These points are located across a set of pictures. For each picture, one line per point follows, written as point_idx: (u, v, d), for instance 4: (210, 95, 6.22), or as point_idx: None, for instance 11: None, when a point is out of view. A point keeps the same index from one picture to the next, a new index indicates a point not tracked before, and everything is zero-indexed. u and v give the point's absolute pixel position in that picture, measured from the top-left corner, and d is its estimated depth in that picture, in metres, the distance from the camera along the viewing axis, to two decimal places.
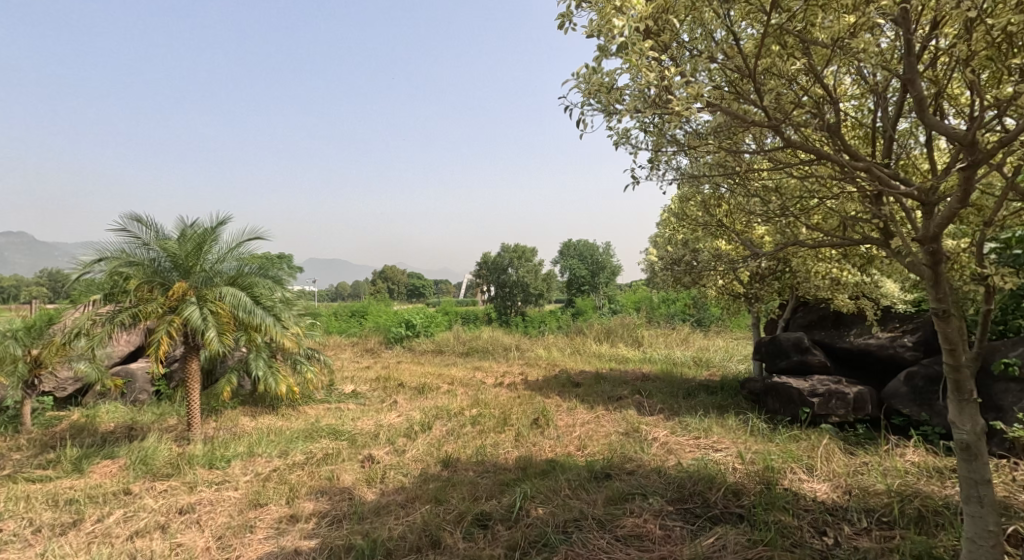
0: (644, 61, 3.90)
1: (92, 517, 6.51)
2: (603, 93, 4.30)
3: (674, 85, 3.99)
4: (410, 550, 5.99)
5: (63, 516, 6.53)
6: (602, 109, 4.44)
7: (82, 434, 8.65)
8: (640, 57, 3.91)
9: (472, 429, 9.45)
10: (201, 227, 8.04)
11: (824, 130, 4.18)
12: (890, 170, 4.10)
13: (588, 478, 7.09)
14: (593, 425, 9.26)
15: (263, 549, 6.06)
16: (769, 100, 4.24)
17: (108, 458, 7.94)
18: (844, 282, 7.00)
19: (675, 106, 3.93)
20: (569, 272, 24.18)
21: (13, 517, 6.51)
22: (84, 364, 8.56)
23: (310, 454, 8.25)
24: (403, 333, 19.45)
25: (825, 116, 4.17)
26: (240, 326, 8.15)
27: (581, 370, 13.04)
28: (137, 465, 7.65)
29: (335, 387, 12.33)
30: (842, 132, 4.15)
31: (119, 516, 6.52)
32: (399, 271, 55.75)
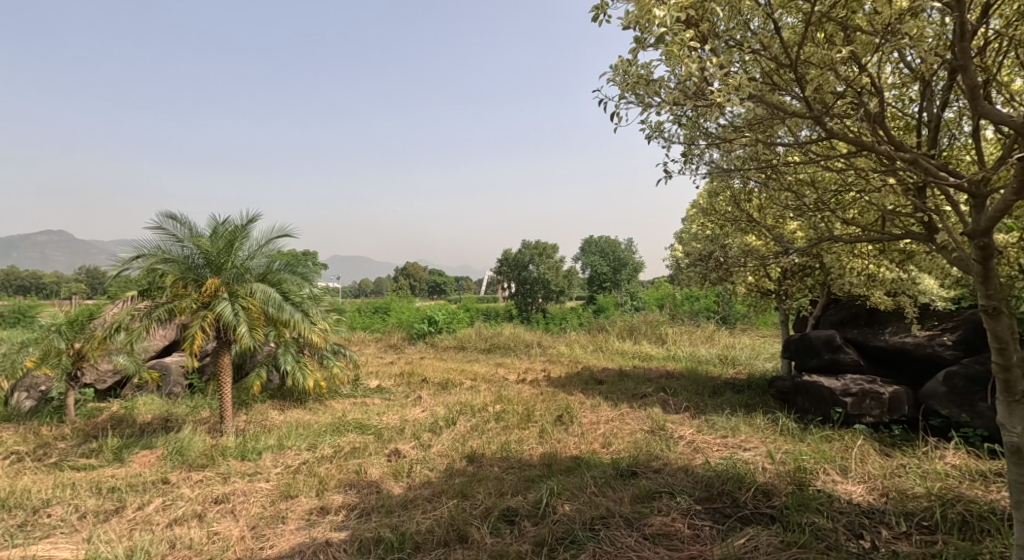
0: (686, 53, 3.93)
1: (133, 505, 6.65)
2: (642, 88, 4.30)
3: (713, 76, 3.98)
4: (437, 544, 6.04)
5: (105, 503, 6.67)
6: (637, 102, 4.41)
7: (120, 425, 8.84)
8: (682, 48, 3.92)
9: (496, 425, 9.48)
10: (233, 224, 8.14)
11: (867, 121, 4.12)
12: (938, 161, 4.04)
13: (614, 476, 7.08)
14: (617, 422, 9.25)
15: (295, 539, 6.14)
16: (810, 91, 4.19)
17: (145, 449, 8.10)
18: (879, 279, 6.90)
19: (715, 97, 3.94)
20: (590, 269, 24.12)
21: (60, 502, 6.66)
22: (122, 358, 8.76)
23: (338, 448, 8.35)
24: (425, 329, 19.59)
25: (869, 106, 4.11)
26: (271, 321, 8.25)
27: (604, 367, 13.01)
28: (173, 455, 7.79)
29: (359, 381, 12.46)
30: (887, 122, 4.09)
31: (158, 504, 6.66)
32: (420, 267, 56.11)
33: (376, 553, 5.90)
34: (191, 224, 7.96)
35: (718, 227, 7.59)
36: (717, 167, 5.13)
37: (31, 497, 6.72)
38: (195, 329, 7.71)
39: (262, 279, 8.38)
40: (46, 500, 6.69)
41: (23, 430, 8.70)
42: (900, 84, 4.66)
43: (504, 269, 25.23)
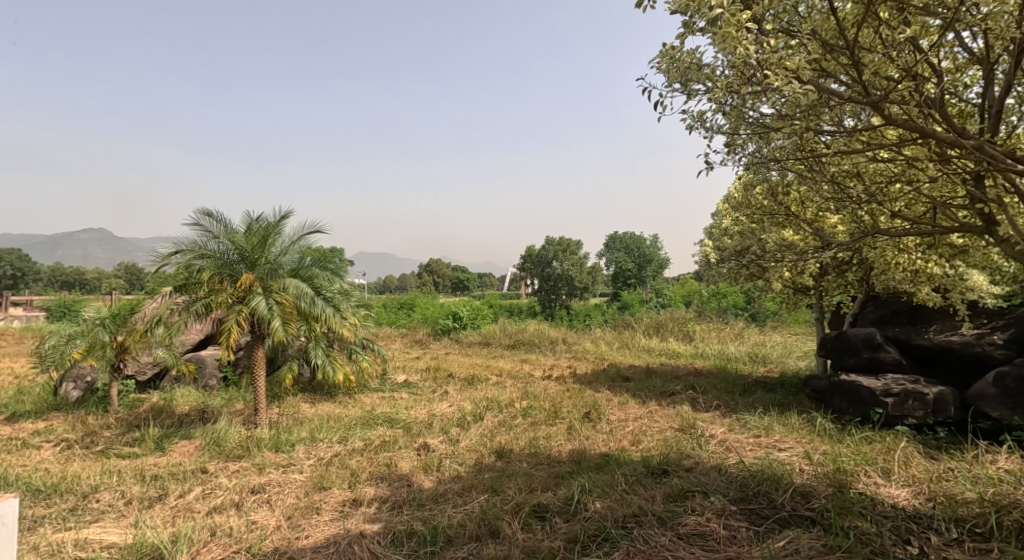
0: (742, 35, 3.92)
1: (175, 492, 6.76)
2: (693, 73, 4.49)
3: (771, 58, 3.98)
4: (469, 538, 6.04)
5: (149, 491, 6.80)
6: (681, 88, 4.70)
7: (160, 416, 9.02)
8: (738, 29, 3.93)
9: (524, 421, 9.47)
10: (268, 220, 8.21)
11: (928, 106, 4.07)
12: (1005, 149, 3.99)
13: (645, 473, 7.04)
14: (646, 420, 9.18)
15: (330, 531, 6.18)
16: (867, 75, 4.15)
17: (184, 439, 8.25)
18: (930, 275, 6.76)
19: (771, 80, 3.94)
20: (615, 265, 23.93)
21: (108, 488, 6.80)
22: (161, 352, 8.91)
23: (368, 441, 8.41)
24: (450, 325, 19.62)
25: (928, 90, 4.07)
26: (303, 317, 8.34)
27: (631, 364, 12.94)
28: (211, 446, 7.93)
29: (388, 376, 12.54)
30: (948, 106, 4.04)
31: (198, 492, 6.76)
32: (444, 264, 56.33)
33: (409, 546, 5.93)
34: (227, 220, 8.04)
35: (753, 222, 7.50)
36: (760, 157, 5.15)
37: (81, 482, 6.88)
38: (231, 323, 7.82)
39: (295, 274, 8.46)
40: (94, 486, 6.83)
41: (69, 419, 8.92)
42: (957, 69, 4.58)
43: (528, 265, 25.21)
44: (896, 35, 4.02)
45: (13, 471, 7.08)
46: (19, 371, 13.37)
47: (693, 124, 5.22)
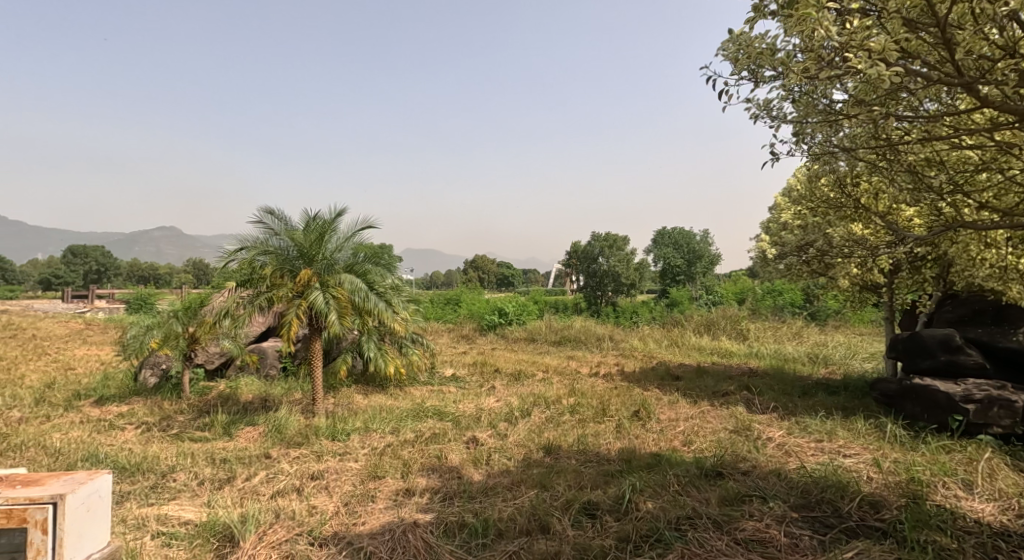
0: (822, 16, 3.88)
1: (242, 475, 6.98)
2: (764, 56, 4.68)
3: (858, 38, 3.89)
4: (520, 532, 5.94)
5: (220, 473, 7.05)
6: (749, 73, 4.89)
7: (227, 403, 9.49)
8: (819, 10, 3.87)
9: (572, 418, 9.29)
10: (324, 217, 8.27)
11: None
12: None
13: (699, 475, 6.81)
14: (698, 421, 8.88)
15: (385, 518, 6.19)
16: (960, 55, 3.91)
17: (248, 426, 8.63)
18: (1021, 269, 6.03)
19: (854, 62, 3.87)
20: (663, 262, 23.42)
21: (183, 469, 7.10)
22: (228, 342, 9.37)
23: (419, 433, 8.43)
24: (496, 320, 19.56)
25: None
26: (357, 311, 8.40)
27: (681, 363, 12.61)
28: (273, 432, 8.25)
29: (436, 370, 12.58)
30: None
31: (263, 476, 6.97)
32: (489, 260, 56.44)
33: (460, 537, 5.88)
34: (287, 217, 8.15)
35: (817, 215, 7.22)
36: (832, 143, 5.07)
37: (161, 463, 7.20)
38: (291, 318, 7.93)
39: (349, 270, 8.52)
40: (172, 466, 7.14)
41: (146, 404, 9.48)
42: None
43: (574, 262, 24.95)
44: (997, 9, 3.74)
45: (99, 449, 7.51)
46: (101, 356, 14.18)
47: (759, 114, 5.22)
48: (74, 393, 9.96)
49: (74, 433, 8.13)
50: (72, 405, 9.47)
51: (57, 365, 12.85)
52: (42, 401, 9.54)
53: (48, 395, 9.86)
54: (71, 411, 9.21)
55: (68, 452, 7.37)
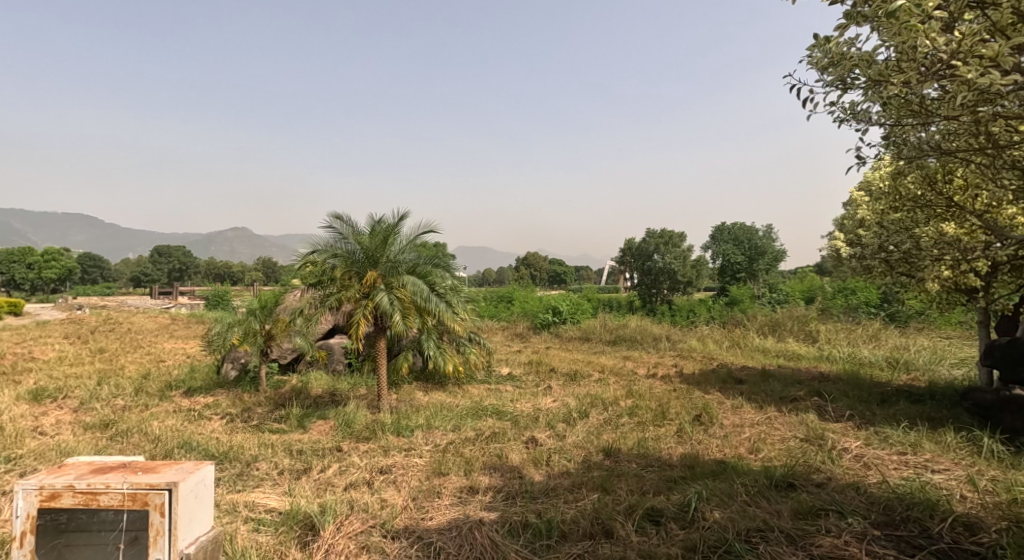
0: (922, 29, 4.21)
1: (317, 467, 7.12)
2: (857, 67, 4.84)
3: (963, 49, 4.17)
4: (583, 536, 5.83)
5: (297, 464, 7.21)
6: (839, 82, 5.09)
7: (300, 396, 9.74)
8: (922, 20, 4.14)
9: (631, 420, 9.03)
10: (388, 221, 8.45)
11: None
12: None
13: (768, 485, 6.50)
14: (765, 427, 8.52)
15: (451, 515, 6.18)
16: None
17: (321, 419, 8.82)
18: None
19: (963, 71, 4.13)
20: (721, 258, 22.66)
21: (265, 459, 7.31)
22: (300, 340, 9.85)
23: (479, 431, 8.39)
24: (550, 319, 19.38)
25: None
26: (419, 312, 8.59)
27: (745, 365, 12.16)
28: (342, 427, 8.39)
29: (492, 369, 12.52)
30: None
31: (336, 469, 7.09)
32: (542, 258, 56.10)
33: (525, 537, 5.79)
34: (354, 222, 8.35)
35: (897, 212, 7.00)
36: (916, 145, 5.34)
37: (245, 452, 7.43)
38: (359, 317, 8.21)
39: (413, 272, 8.66)
40: (255, 455, 7.37)
41: (229, 396, 9.85)
42: None
43: (629, 259, 24.50)
44: None
45: (192, 437, 7.80)
46: (187, 350, 14.77)
47: (844, 117, 5.62)
48: (166, 384, 10.41)
49: (168, 420, 8.48)
50: (165, 394, 9.90)
51: (150, 356, 13.47)
52: (140, 391, 10.00)
53: (143, 385, 10.34)
54: (164, 401, 9.61)
55: (165, 439, 7.71)
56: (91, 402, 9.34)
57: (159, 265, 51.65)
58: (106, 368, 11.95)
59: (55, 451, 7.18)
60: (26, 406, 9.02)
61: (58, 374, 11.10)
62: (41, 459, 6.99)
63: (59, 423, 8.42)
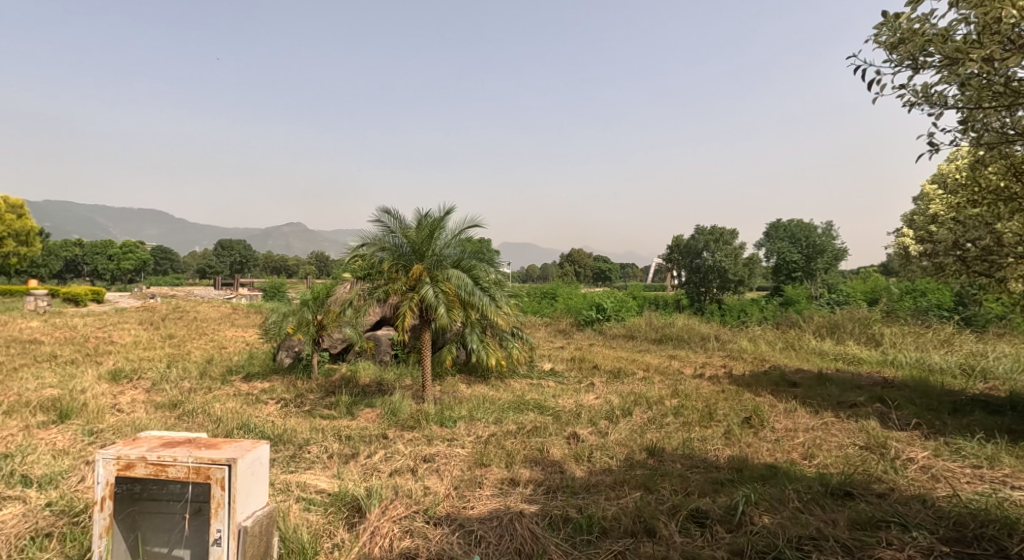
0: None
1: (364, 452, 7.04)
2: (932, 43, 4.51)
3: None
4: (625, 533, 5.60)
5: (346, 448, 7.15)
6: (908, 60, 4.72)
7: (349, 385, 9.75)
8: None
9: (676, 420, 8.69)
10: (435, 215, 8.35)
11: None
12: None
13: (823, 492, 6.12)
14: (821, 433, 8.08)
15: (491, 505, 6.01)
16: None
17: (368, 407, 8.76)
18: None
19: None
20: (775, 256, 21.84)
21: (316, 442, 7.27)
22: (350, 330, 9.88)
23: (521, 425, 8.20)
24: (594, 316, 18.99)
25: None
26: (464, 306, 8.47)
27: (800, 369, 11.63)
28: (388, 415, 8.32)
29: (535, 363, 12.32)
30: None
31: (381, 455, 7.00)
32: (587, 254, 55.50)
33: (565, 531, 5.59)
34: (401, 216, 8.29)
35: (975, 207, 6.52)
36: (997, 130, 4.96)
37: (298, 435, 7.42)
38: (405, 309, 8.12)
39: (458, 266, 8.55)
40: (307, 439, 7.35)
41: (284, 382, 9.91)
42: None
43: (677, 256, 23.90)
44: None
45: (251, 418, 7.84)
46: (246, 336, 15.06)
47: (915, 101, 5.24)
48: (227, 368, 10.58)
49: (229, 402, 8.57)
50: (226, 378, 10.03)
51: (214, 343, 13.75)
52: (205, 374, 10.18)
53: (207, 368, 10.53)
54: (226, 384, 9.73)
55: (226, 419, 7.77)
56: (161, 383, 9.53)
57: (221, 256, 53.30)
58: (175, 352, 12.25)
59: (131, 427, 7.31)
60: (105, 385, 9.27)
61: (133, 357, 11.42)
62: (118, 434, 7.14)
63: (135, 401, 8.61)
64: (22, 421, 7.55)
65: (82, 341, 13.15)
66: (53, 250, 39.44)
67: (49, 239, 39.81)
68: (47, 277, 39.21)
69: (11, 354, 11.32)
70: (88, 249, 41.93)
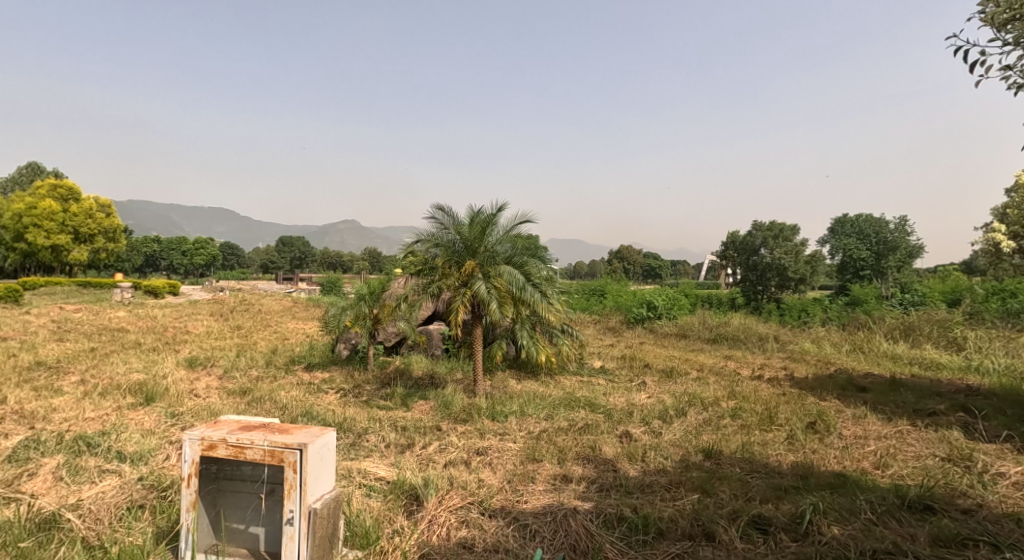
0: None
1: (420, 443, 6.92)
2: None
3: None
4: (682, 536, 5.33)
5: (401, 438, 7.06)
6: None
7: (403, 377, 9.70)
8: None
9: (733, 423, 8.28)
10: (488, 211, 8.19)
11: None
12: None
13: (899, 505, 5.71)
14: (895, 441, 7.58)
15: (545, 500, 5.79)
16: None
17: (421, 400, 8.66)
18: None
19: None
20: (841, 253, 20.73)
21: (374, 432, 7.19)
22: (405, 324, 9.84)
23: (572, 422, 7.95)
24: (644, 313, 18.51)
25: None
26: (516, 302, 8.29)
27: (869, 373, 11.02)
28: (440, 408, 8.20)
29: (584, 361, 12.04)
30: None
31: (435, 446, 6.86)
32: (637, 251, 54.61)
33: (620, 530, 5.35)
34: (454, 212, 8.16)
35: None
36: None
37: (357, 424, 7.37)
38: (458, 305, 8.00)
39: (510, 263, 8.36)
40: (366, 428, 7.28)
41: (342, 372, 9.93)
42: None
43: (733, 254, 23.27)
44: None
45: (314, 407, 7.85)
46: (307, 329, 15.26)
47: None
48: (290, 358, 10.70)
49: (293, 391, 8.61)
50: (290, 368, 10.13)
51: (277, 334, 13.97)
52: (270, 363, 10.32)
53: (272, 358, 10.67)
54: (290, 373, 9.82)
55: (291, 407, 7.80)
56: (233, 371, 9.68)
57: (282, 252, 54.71)
58: (243, 342, 12.48)
59: (208, 411, 7.42)
60: (183, 371, 9.49)
61: (207, 346, 11.69)
62: (198, 417, 7.24)
63: (210, 387, 8.75)
64: (115, 402, 7.77)
65: (163, 329, 13.59)
66: (137, 246, 41.39)
67: (131, 236, 41.81)
68: (129, 271, 41.15)
69: (99, 340, 11.78)
70: (165, 243, 43.72)
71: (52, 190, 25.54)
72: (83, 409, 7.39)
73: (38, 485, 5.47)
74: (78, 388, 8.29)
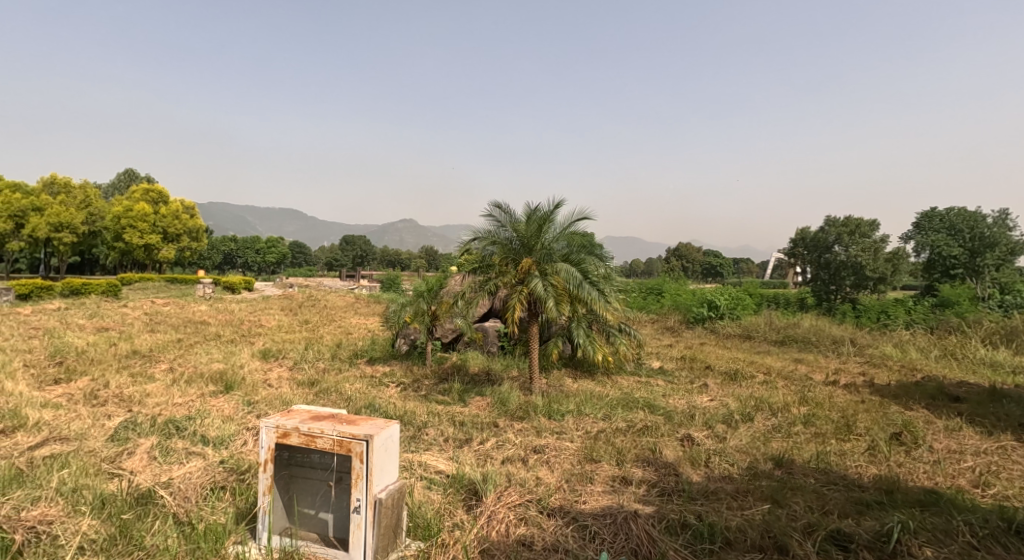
0: None
1: (478, 439, 6.61)
2: None
3: None
4: (751, 547, 4.82)
5: (459, 433, 6.77)
6: None
7: (459, 372, 9.45)
8: None
9: (807, 430, 7.62)
10: (544, 208, 7.80)
11: None
12: None
13: (1005, 529, 5.03)
14: (995, 458, 6.81)
15: (604, 502, 5.37)
16: None
17: (478, 395, 8.35)
18: None
19: None
20: (926, 251, 19.31)
21: (433, 426, 6.91)
22: (462, 321, 9.57)
23: (631, 423, 7.48)
24: (705, 313, 17.77)
25: None
26: (574, 300, 7.89)
27: (962, 381, 10.11)
28: (497, 405, 7.86)
29: (642, 361, 11.52)
30: None
31: (492, 442, 6.53)
32: (697, 250, 53.15)
33: (684, 538, 4.89)
34: (511, 210, 7.81)
35: None
36: None
37: (418, 418, 7.11)
38: (514, 303, 7.67)
39: (568, 261, 7.95)
40: (425, 422, 7.01)
41: (401, 367, 9.74)
42: None
43: (803, 250, 22.07)
44: None
45: (377, 399, 7.66)
46: (370, 324, 15.22)
47: None
48: (353, 352, 10.59)
49: (357, 383, 8.45)
50: (353, 361, 10.03)
51: (341, 328, 13.97)
52: (335, 356, 10.23)
53: (337, 351, 10.59)
54: (354, 366, 9.70)
55: (356, 398, 7.63)
56: (301, 362, 9.63)
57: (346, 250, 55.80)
58: (310, 335, 12.50)
59: (280, 400, 7.31)
60: (257, 362, 9.51)
61: (279, 338, 11.73)
62: (272, 406, 7.13)
63: (281, 378, 8.68)
64: (199, 389, 7.74)
65: (238, 323, 13.79)
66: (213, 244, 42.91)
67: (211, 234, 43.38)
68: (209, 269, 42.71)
69: (184, 331, 12.02)
70: (241, 243, 45.13)
71: (146, 194, 26.76)
72: (172, 395, 7.39)
73: (136, 462, 5.40)
74: (167, 375, 8.36)
